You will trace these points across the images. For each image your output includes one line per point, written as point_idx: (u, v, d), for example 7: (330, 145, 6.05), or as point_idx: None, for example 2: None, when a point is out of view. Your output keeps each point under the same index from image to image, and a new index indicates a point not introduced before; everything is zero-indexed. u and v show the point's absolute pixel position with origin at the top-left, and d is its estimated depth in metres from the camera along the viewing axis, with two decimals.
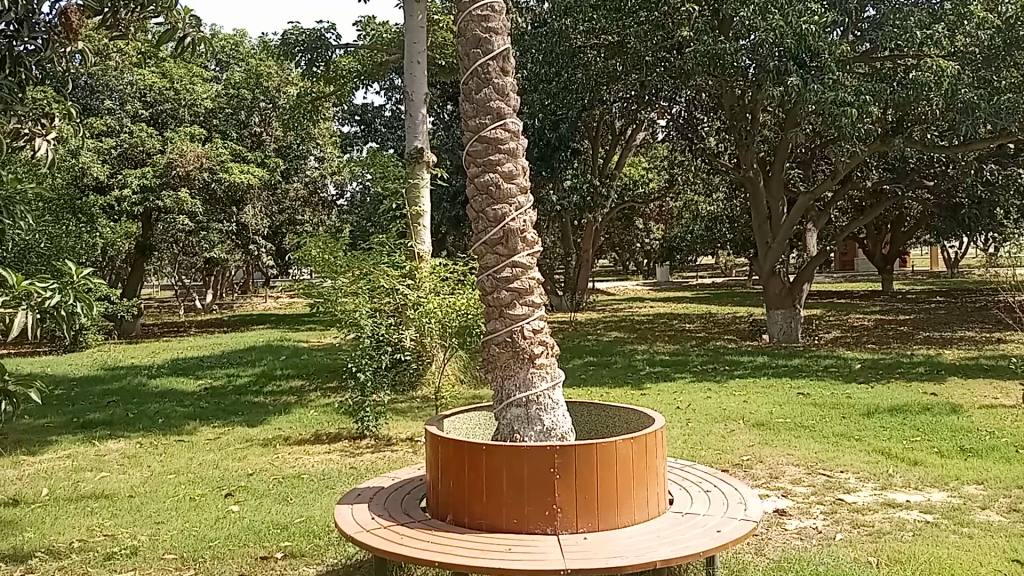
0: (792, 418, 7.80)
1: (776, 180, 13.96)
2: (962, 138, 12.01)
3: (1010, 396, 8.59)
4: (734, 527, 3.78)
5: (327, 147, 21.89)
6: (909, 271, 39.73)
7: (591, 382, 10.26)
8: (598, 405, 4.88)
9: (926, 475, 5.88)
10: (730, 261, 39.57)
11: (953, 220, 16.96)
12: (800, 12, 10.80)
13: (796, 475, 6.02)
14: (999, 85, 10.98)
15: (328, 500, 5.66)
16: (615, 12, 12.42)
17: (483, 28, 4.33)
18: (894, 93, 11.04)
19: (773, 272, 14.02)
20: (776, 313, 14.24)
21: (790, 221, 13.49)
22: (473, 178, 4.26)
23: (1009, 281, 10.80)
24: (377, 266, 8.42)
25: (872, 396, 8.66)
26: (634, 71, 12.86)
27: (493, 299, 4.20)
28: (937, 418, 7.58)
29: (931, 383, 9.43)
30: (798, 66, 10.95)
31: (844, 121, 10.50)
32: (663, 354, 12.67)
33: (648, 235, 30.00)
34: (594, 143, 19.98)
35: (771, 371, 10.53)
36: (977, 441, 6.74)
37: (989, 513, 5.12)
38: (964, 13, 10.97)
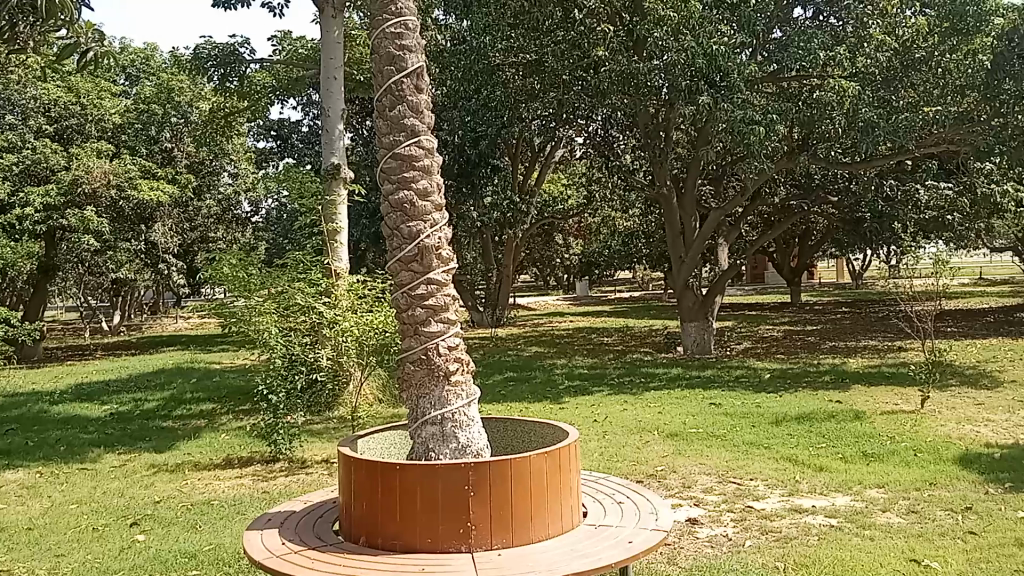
0: (704, 428, 7.97)
1: (689, 197, 14.31)
2: (863, 155, 12.49)
3: (909, 401, 8.98)
4: (645, 537, 3.85)
5: (241, 164, 21.43)
6: (816, 283, 41.21)
7: (510, 397, 10.26)
8: (511, 420, 4.92)
9: (831, 481, 6.08)
10: (647, 274, 40.29)
11: (855, 234, 17.69)
12: (710, 33, 11.01)
13: (708, 484, 6.14)
14: (898, 106, 11.48)
15: (239, 527, 5.52)
16: (534, 30, 12.67)
17: (397, 45, 4.32)
18: (798, 111, 11.40)
19: (687, 286, 14.32)
20: (690, 326, 14.54)
21: (703, 236, 13.86)
22: (387, 196, 4.24)
23: (905, 292, 11.28)
24: (291, 283, 8.19)
25: (781, 405, 8.92)
26: (551, 89, 12.91)
27: (408, 316, 4.18)
28: (842, 424, 7.86)
29: (836, 391, 9.79)
30: (708, 86, 11.10)
31: (751, 140, 10.77)
32: (581, 368, 12.78)
33: (567, 250, 30.32)
34: (514, 159, 20.13)
35: (685, 383, 10.74)
36: (879, 446, 7.02)
37: (889, 515, 5.34)
38: (864, 36, 11.34)
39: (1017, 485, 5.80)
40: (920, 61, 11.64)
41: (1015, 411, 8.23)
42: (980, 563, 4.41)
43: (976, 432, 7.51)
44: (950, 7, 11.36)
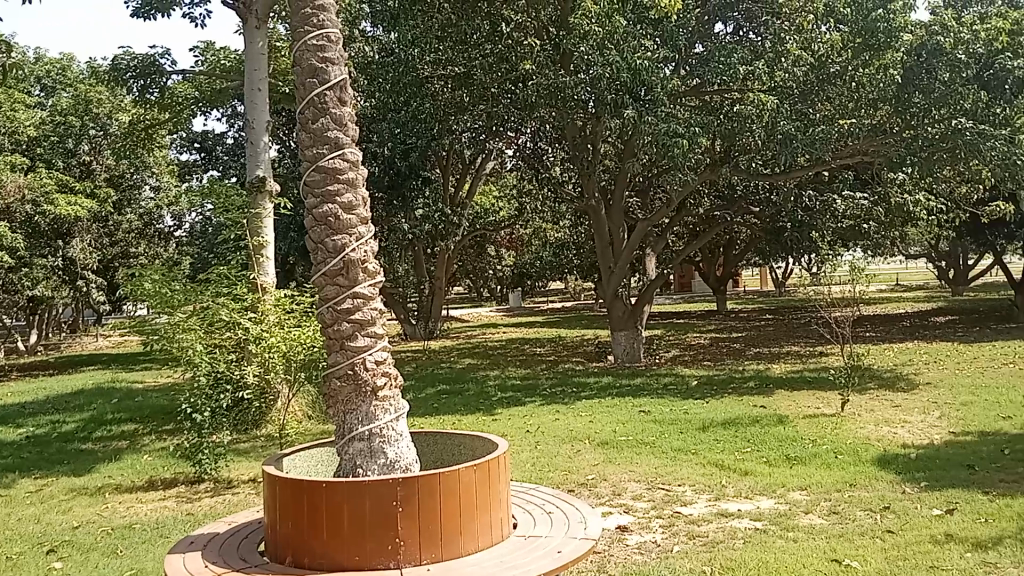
0: (633, 435, 8.08)
1: (617, 208, 14.53)
2: (784, 167, 12.86)
3: (830, 405, 9.27)
4: (574, 547, 3.89)
5: (164, 176, 20.92)
6: (742, 291, 42.21)
7: (442, 410, 10.23)
8: (440, 434, 4.92)
9: (756, 484, 6.23)
10: (579, 285, 40.66)
11: (777, 243, 18.21)
12: (634, 48, 11.18)
13: (637, 491, 6.23)
14: (814, 118, 11.82)
15: (162, 551, 5.36)
16: (461, 43, 12.81)
17: (319, 58, 4.30)
18: (720, 124, 11.75)
19: (617, 295, 14.51)
20: (620, 335, 14.72)
21: (631, 246, 14.07)
22: (311, 209, 4.20)
23: (825, 299, 11.65)
24: (215, 298, 8.03)
25: (708, 411, 9.11)
26: (480, 102, 13.01)
27: (333, 331, 4.14)
28: (766, 429, 8.07)
29: (761, 396, 10.04)
30: (633, 99, 11.33)
31: (676, 152, 10.99)
32: (514, 378, 12.82)
33: (499, 261, 30.41)
34: (445, 171, 20.13)
35: (615, 391, 10.87)
36: (801, 449, 7.22)
37: (812, 516, 5.49)
38: (782, 51, 11.67)
39: (931, 484, 6.03)
40: (835, 75, 11.88)
41: (928, 412, 8.56)
42: (897, 561, 4.57)
43: (893, 433, 7.78)
44: (862, 23, 11.38)
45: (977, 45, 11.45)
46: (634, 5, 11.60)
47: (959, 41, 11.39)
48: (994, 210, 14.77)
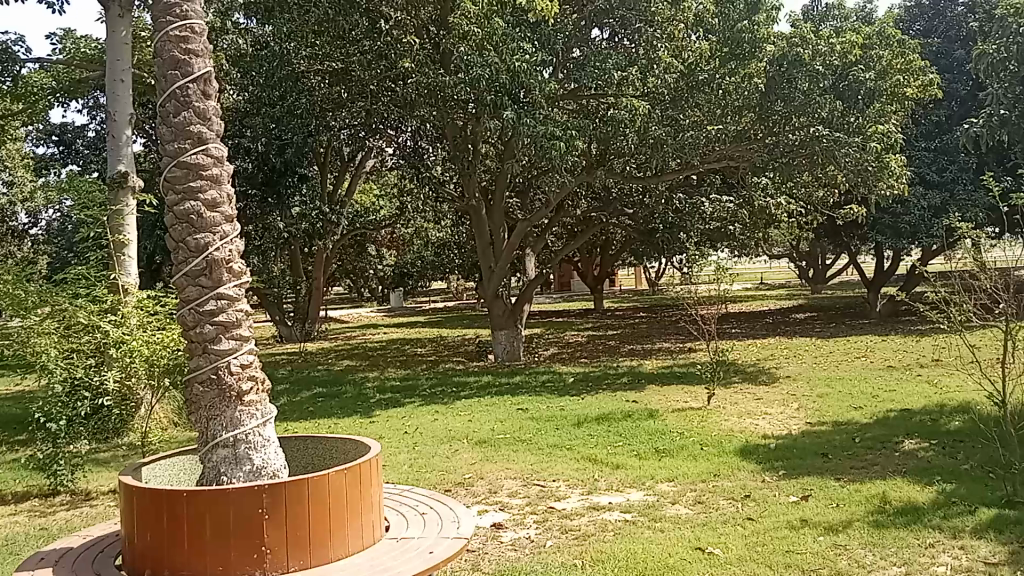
0: (510, 433, 8.17)
1: (497, 209, 14.63)
2: (656, 170, 13.28)
3: (697, 399, 9.65)
4: (446, 546, 3.91)
5: (18, 171, 19.64)
6: (618, 291, 43.36)
7: (318, 412, 10.04)
8: (313, 438, 4.84)
9: (626, 477, 6.41)
10: (460, 285, 40.76)
11: (650, 243, 18.80)
12: (513, 50, 11.10)
13: (513, 488, 6.29)
14: (685, 123, 12.23)
15: (11, 568, 5.04)
16: (338, 38, 12.48)
17: (182, 50, 4.14)
18: (596, 128, 11.93)
19: (496, 295, 14.61)
20: (500, 334, 14.84)
21: (511, 246, 14.19)
22: (172, 207, 4.04)
23: (693, 297, 12.12)
24: (72, 301, 7.60)
25: (583, 407, 9.32)
26: (358, 98, 13.02)
27: (196, 334, 3.99)
28: (637, 423, 8.32)
29: (633, 391, 10.35)
30: (512, 100, 11.19)
31: (553, 154, 10.96)
32: (392, 379, 12.71)
33: (380, 261, 30.11)
34: (323, 169, 19.74)
35: (493, 390, 10.95)
36: (669, 442, 7.49)
37: (678, 507, 5.70)
38: (654, 58, 11.93)
39: (789, 472, 6.37)
40: (704, 82, 12.23)
41: (787, 404, 9.04)
42: (756, 547, 4.80)
43: (755, 424, 8.18)
44: (729, 34, 12.30)
45: (833, 58, 11.92)
46: (512, 7, 11.46)
47: (817, 53, 11.92)
48: (847, 214, 15.73)
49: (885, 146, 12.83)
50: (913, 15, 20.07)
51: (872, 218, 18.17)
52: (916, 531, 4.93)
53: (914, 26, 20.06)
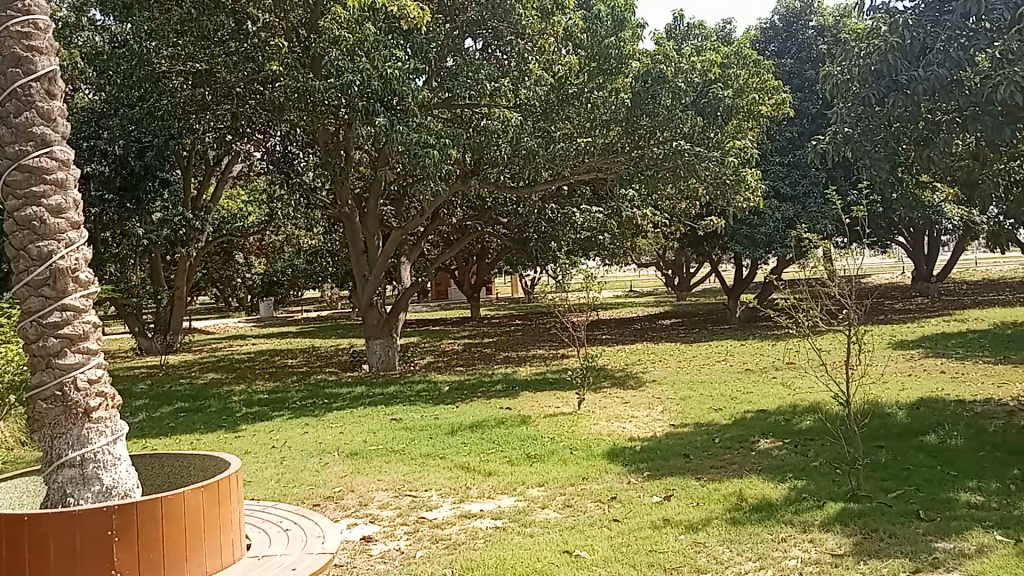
0: (382, 444, 8.07)
1: (371, 216, 14.43)
2: (528, 180, 13.46)
3: (568, 404, 9.83)
4: (309, 562, 3.93)
5: None
6: (493, 298, 43.64)
7: (180, 428, 9.60)
8: (169, 455, 4.69)
9: (497, 484, 6.46)
10: (334, 293, 39.98)
11: (524, 252, 19.08)
12: (385, 57, 10.86)
13: (384, 499, 6.22)
14: (555, 135, 12.53)
15: None
16: (202, 39, 11.96)
17: (24, 46, 3.88)
18: (469, 137, 11.96)
19: (371, 304, 14.41)
20: (375, 343, 14.67)
21: (386, 254, 14.03)
22: (11, 212, 3.77)
23: (565, 305, 12.34)
24: None
25: (457, 415, 9.32)
26: (225, 101, 12.52)
27: (38, 348, 3.74)
28: (510, 429, 8.39)
29: (507, 398, 10.44)
30: (383, 106, 10.96)
31: (426, 162, 10.87)
32: (261, 392, 12.31)
33: (248, 269, 29.14)
34: (187, 174, 18.96)
35: (366, 401, 10.78)
36: (541, 447, 7.60)
37: (548, 511, 5.79)
38: (525, 70, 12.22)
39: (653, 473, 6.59)
40: (572, 96, 12.58)
41: (653, 407, 9.34)
42: (621, 547, 4.93)
43: (622, 428, 8.40)
44: (596, 49, 12.41)
45: (694, 76, 12.68)
46: (384, 14, 11.17)
47: (680, 71, 12.57)
48: (709, 224, 16.43)
49: (741, 161, 13.59)
50: (768, 36, 21.21)
51: (732, 229, 19.03)
52: (770, 526, 5.19)
53: (770, 47, 21.20)
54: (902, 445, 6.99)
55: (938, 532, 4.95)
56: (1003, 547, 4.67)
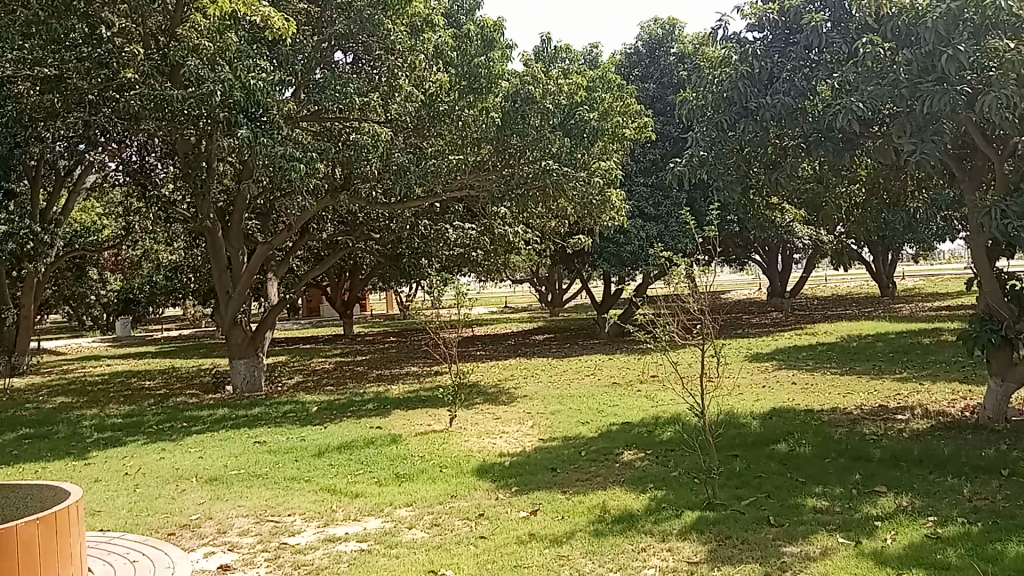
0: (245, 469, 7.79)
1: (235, 231, 13.91)
2: (400, 197, 13.23)
3: (440, 421, 9.80)
4: None
5: None
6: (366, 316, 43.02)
7: (22, 457, 8.95)
8: (5, 485, 4.39)
9: (364, 506, 6.35)
10: (198, 311, 38.36)
11: (396, 268, 18.92)
12: (248, 68, 10.52)
13: (244, 526, 6.00)
14: (427, 151, 12.48)
15: None
16: (53, 43, 11.27)
17: None
18: (337, 151, 11.53)
19: (235, 322, 13.89)
20: (239, 363, 14.17)
21: (251, 270, 13.55)
22: None
23: (436, 321, 12.29)
24: None
25: (324, 436, 9.11)
26: (75, 109, 11.80)
27: None
28: (379, 449, 8.28)
29: (377, 417, 10.30)
30: (246, 118, 10.53)
31: (292, 176, 10.54)
32: (115, 417, 11.63)
33: (104, 286, 27.59)
34: (35, 185, 17.78)
35: (229, 423, 10.39)
36: (410, 466, 7.53)
37: (415, 531, 5.73)
38: (395, 86, 12.03)
39: (521, 488, 6.64)
40: (443, 113, 12.51)
41: (524, 423, 9.44)
42: (486, 565, 4.94)
43: (492, 444, 8.44)
44: (465, 68, 12.64)
45: (561, 98, 13.29)
46: (250, 23, 10.89)
47: (547, 92, 13.10)
48: (578, 242, 16.75)
49: (607, 181, 14.05)
50: (632, 62, 21.97)
51: (600, 247, 19.53)
52: (630, 536, 5.33)
53: (634, 71, 21.94)
54: (755, 453, 7.35)
55: (787, 537, 5.22)
56: (845, 548, 4.97)
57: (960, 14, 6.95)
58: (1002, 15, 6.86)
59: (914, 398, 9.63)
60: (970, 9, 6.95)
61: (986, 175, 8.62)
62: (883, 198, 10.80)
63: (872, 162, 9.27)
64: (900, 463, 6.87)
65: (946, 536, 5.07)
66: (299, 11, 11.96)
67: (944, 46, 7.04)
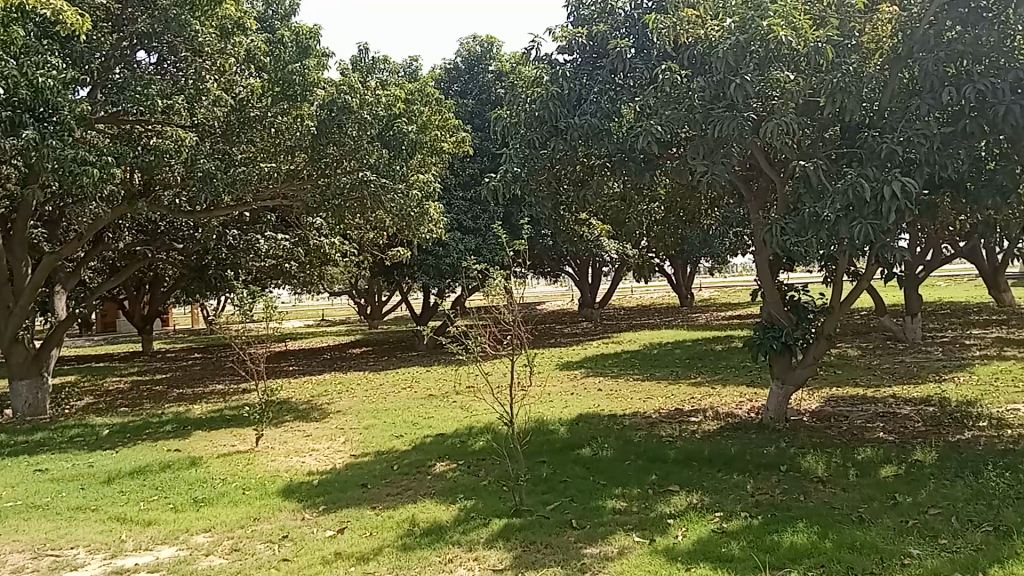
0: (21, 500, 7.12)
1: (17, 240, 12.75)
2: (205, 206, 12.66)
3: (245, 441, 9.43)
4: None
5: None
6: (171, 331, 40.68)
7: None
8: None
9: (157, 533, 5.99)
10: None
11: (202, 280, 18.08)
12: (37, 63, 9.64)
13: (18, 563, 5.48)
14: (236, 158, 12.02)
15: None
16: None
17: None
18: (136, 157, 10.86)
19: (15, 339, 12.69)
20: (20, 385, 12.98)
21: (34, 283, 12.45)
22: None
23: (241, 337, 11.81)
24: None
25: (115, 461, 8.52)
26: None
27: None
28: (176, 473, 7.84)
29: (176, 439, 9.75)
30: (32, 118, 9.67)
31: (84, 181, 9.77)
32: None
33: None
34: None
35: (5, 451, 9.47)
36: (210, 489, 7.19)
37: (212, 557, 5.46)
38: (202, 90, 11.41)
39: (328, 506, 6.50)
40: (254, 119, 12.12)
41: (334, 439, 9.26)
42: None
43: (300, 462, 8.23)
44: (279, 74, 12.31)
45: (378, 108, 13.08)
46: (38, 15, 10.06)
47: (364, 102, 12.80)
48: (395, 254, 16.69)
49: (423, 194, 14.12)
50: (451, 77, 22.27)
51: (418, 260, 19.56)
52: (437, 548, 5.35)
53: (452, 87, 22.24)
54: (560, 458, 7.59)
55: (587, 539, 5.42)
56: (639, 547, 5.23)
57: (746, 46, 7.31)
58: (784, 49, 7.18)
59: (706, 401, 10.30)
60: (756, 42, 7.29)
61: (770, 195, 9.34)
62: (679, 216, 11.54)
63: (670, 182, 9.86)
64: (692, 463, 7.33)
65: (730, 530, 5.45)
66: (97, 6, 10.97)
67: (732, 76, 7.45)
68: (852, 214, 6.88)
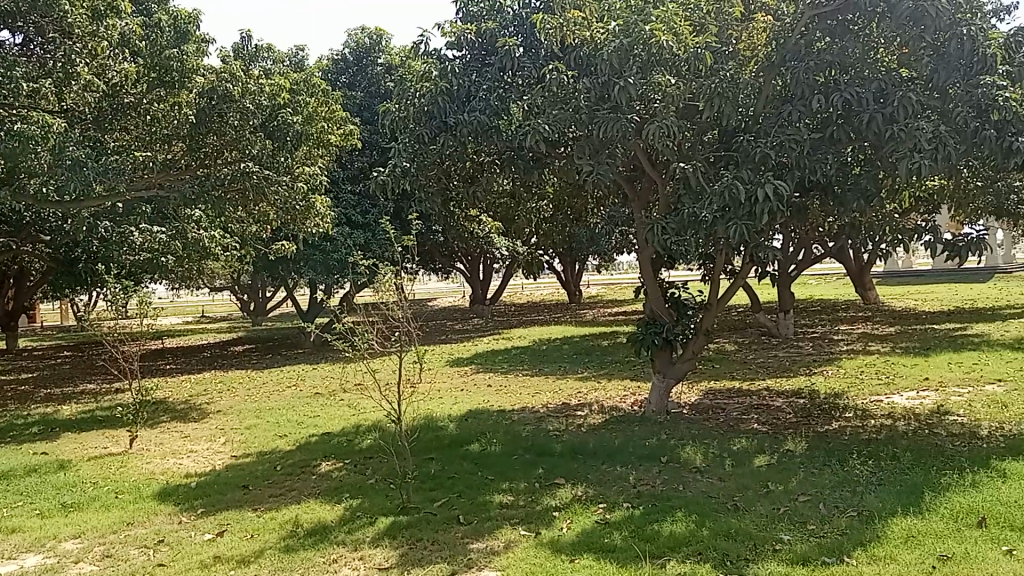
0: None
1: None
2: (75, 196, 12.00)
3: (118, 443, 9.00)
4: None
5: None
6: (36, 328, 38.29)
7: None
8: None
9: (21, 542, 5.64)
10: None
11: (71, 275, 17.14)
12: None
13: None
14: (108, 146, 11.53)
15: None
16: None
17: None
18: None
19: None
20: None
21: None
22: None
23: (113, 333, 11.24)
24: None
25: None
26: None
27: None
28: (42, 478, 7.40)
29: (41, 442, 9.21)
30: None
31: None
32: None
33: None
34: None
35: None
36: (80, 494, 6.83)
37: (81, 565, 5.19)
38: (72, 72, 10.57)
39: (207, 509, 6.29)
40: (129, 105, 12.07)
41: (214, 439, 8.96)
42: None
43: (177, 464, 7.92)
44: (155, 59, 11.76)
45: (261, 97, 12.48)
46: None
47: (247, 91, 12.33)
48: (279, 248, 16.27)
49: (310, 187, 13.81)
50: (339, 69, 21.85)
51: (304, 254, 19.12)
52: (322, 549, 5.26)
53: (340, 78, 21.83)
54: (449, 454, 7.59)
55: (474, 534, 5.45)
56: (525, 540, 5.30)
57: (630, 50, 7.51)
58: (665, 53, 7.39)
59: (592, 396, 10.52)
60: (639, 45, 7.51)
61: (652, 195, 9.61)
62: (567, 213, 11.73)
63: (557, 180, 10.01)
64: (578, 456, 7.47)
65: (613, 521, 5.59)
66: None
67: (615, 78, 7.63)
68: (727, 215, 7.16)
